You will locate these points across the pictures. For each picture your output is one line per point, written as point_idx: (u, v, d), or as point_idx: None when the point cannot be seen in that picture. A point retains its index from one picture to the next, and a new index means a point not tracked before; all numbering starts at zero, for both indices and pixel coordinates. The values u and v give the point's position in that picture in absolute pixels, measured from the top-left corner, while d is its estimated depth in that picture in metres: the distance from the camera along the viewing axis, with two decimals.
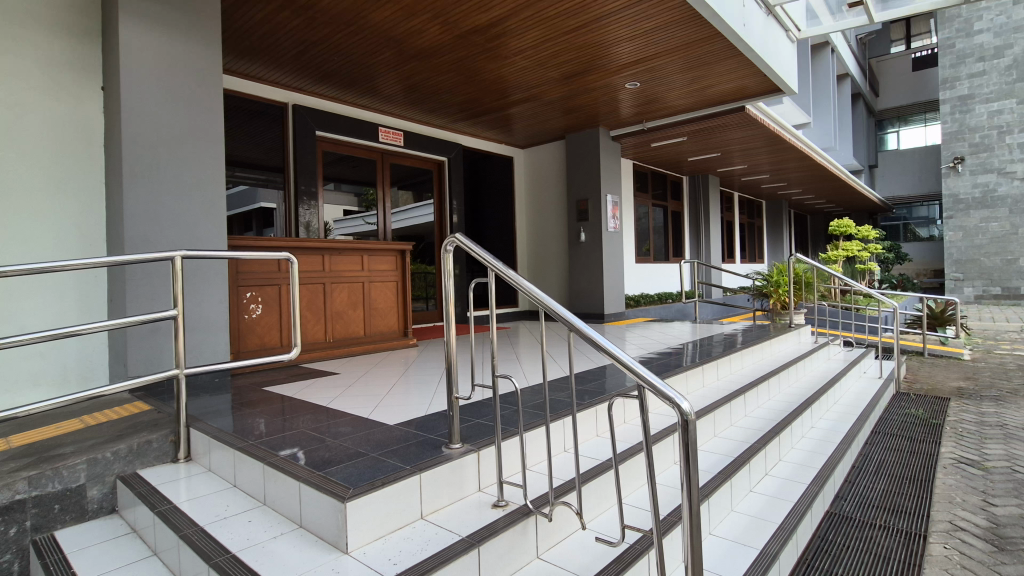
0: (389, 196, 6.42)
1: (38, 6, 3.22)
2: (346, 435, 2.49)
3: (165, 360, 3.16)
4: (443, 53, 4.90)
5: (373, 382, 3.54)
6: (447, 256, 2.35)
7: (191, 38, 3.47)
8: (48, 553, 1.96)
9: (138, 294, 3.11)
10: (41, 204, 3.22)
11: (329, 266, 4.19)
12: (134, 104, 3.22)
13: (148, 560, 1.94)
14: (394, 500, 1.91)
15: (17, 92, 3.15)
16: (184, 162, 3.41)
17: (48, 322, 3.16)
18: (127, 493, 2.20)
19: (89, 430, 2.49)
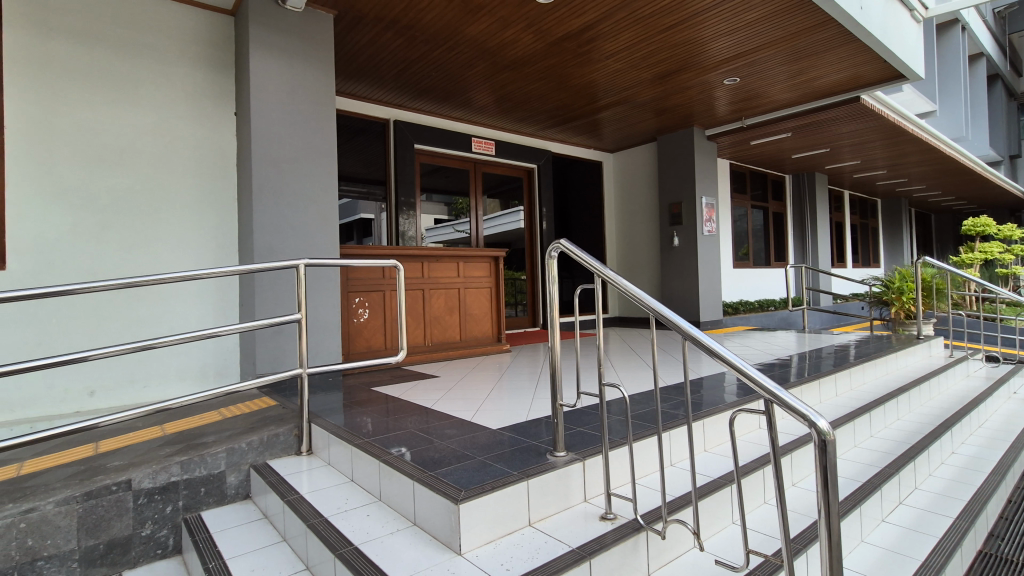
0: (481, 204, 6.55)
1: (185, 44, 3.64)
2: (451, 437, 2.55)
3: (288, 359, 3.44)
4: (534, 61, 4.94)
5: (471, 386, 3.61)
6: (551, 261, 2.31)
7: (309, 64, 3.77)
8: (197, 531, 2.19)
9: (265, 299, 3.43)
10: (187, 219, 3.63)
11: (428, 273, 4.36)
12: (262, 127, 3.56)
13: (279, 545, 2.10)
14: (504, 504, 1.91)
15: (170, 121, 3.58)
16: (302, 178, 3.70)
17: (191, 324, 3.54)
18: (259, 481, 2.40)
19: (227, 422, 2.75)
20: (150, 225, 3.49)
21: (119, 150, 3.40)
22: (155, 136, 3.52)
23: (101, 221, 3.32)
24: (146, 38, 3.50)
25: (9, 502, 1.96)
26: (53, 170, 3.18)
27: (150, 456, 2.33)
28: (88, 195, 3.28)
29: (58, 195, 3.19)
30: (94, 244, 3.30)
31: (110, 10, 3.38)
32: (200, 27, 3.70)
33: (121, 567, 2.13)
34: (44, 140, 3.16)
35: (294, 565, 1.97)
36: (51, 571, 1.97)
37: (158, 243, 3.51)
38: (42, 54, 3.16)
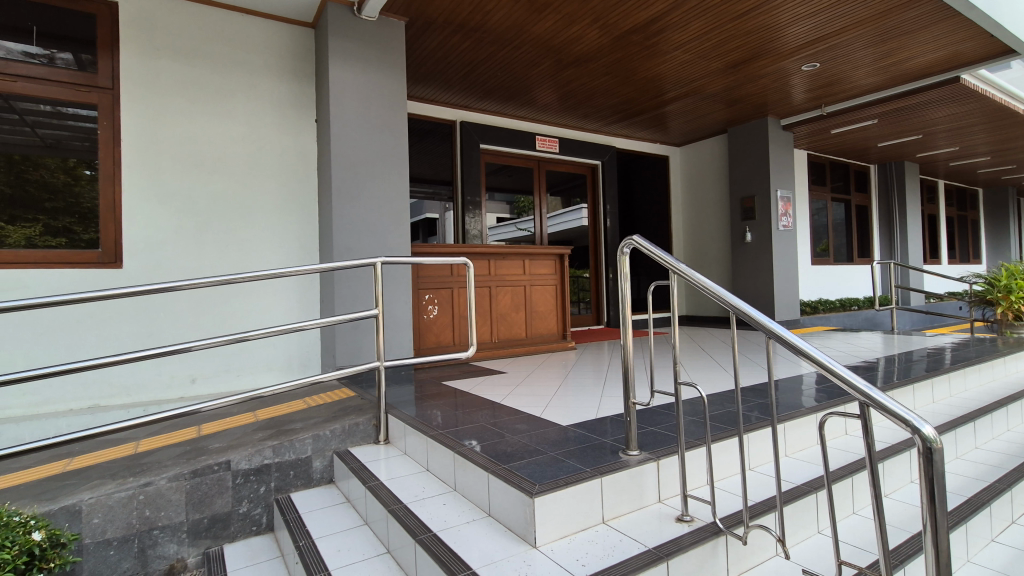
0: (546, 202, 6.56)
1: (272, 58, 3.90)
2: (522, 431, 2.58)
3: (365, 352, 3.64)
4: (599, 56, 4.88)
5: (538, 383, 3.63)
6: (623, 258, 2.26)
7: (383, 71, 3.93)
8: (287, 511, 2.35)
9: (343, 296, 3.63)
10: (273, 220, 3.88)
11: (494, 270, 4.43)
12: (341, 132, 3.74)
13: (361, 528, 2.21)
14: (578, 500, 1.91)
15: (259, 130, 3.84)
16: (376, 179, 3.86)
17: (277, 319, 3.79)
18: (342, 467, 2.53)
19: (312, 410, 2.94)
20: (241, 227, 3.76)
21: (215, 158, 3.69)
22: (246, 144, 3.80)
23: (199, 224, 3.63)
24: (238, 53, 3.78)
25: (129, 476, 2.19)
26: (160, 178, 3.50)
27: (245, 440, 2.52)
28: (189, 200, 3.59)
29: (164, 201, 3.51)
30: (194, 244, 3.60)
31: (206, 29, 3.68)
32: (285, 41, 3.95)
33: (222, 539, 2.32)
34: (152, 150, 3.48)
35: (377, 548, 2.07)
36: (165, 540, 2.18)
37: (248, 244, 3.78)
38: (151, 73, 3.49)
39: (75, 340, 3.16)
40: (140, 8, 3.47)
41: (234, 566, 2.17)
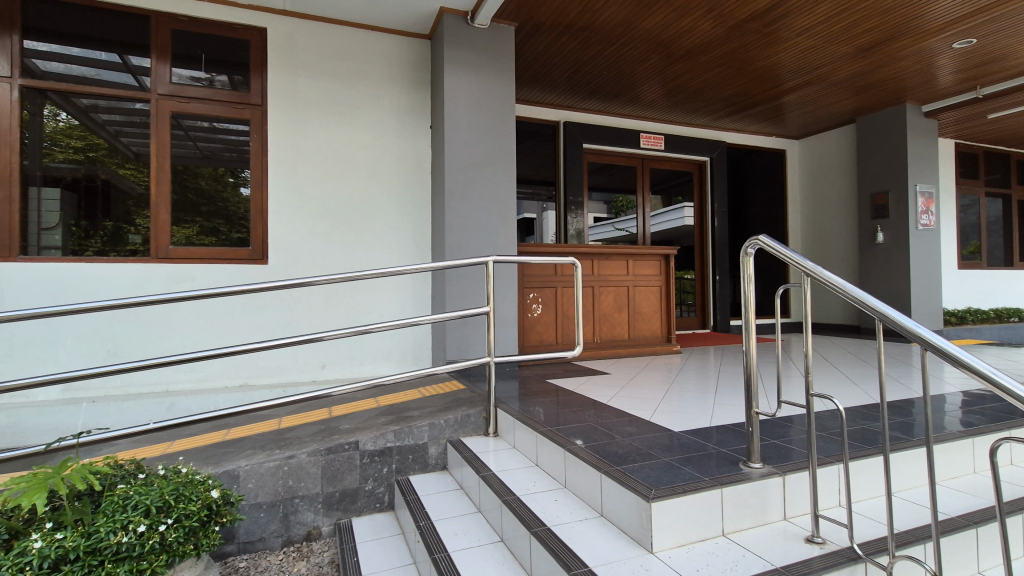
0: (649, 201, 6.40)
1: (393, 69, 4.18)
2: (632, 434, 2.54)
3: (473, 348, 3.81)
4: (712, 48, 4.66)
5: (644, 386, 3.55)
6: (747, 260, 2.13)
7: (493, 75, 4.05)
8: (408, 492, 2.51)
9: (454, 293, 3.83)
10: (391, 220, 4.15)
11: (598, 270, 4.41)
12: (453, 137, 3.93)
13: (474, 515, 2.30)
14: (696, 510, 1.85)
15: (380, 136, 4.13)
16: (485, 182, 4.00)
17: (393, 313, 4.06)
18: (456, 455, 2.65)
19: (428, 400, 3.12)
20: (365, 227, 4.07)
21: (343, 164, 4.03)
22: (369, 150, 4.10)
23: (328, 224, 3.98)
24: (363, 67, 4.09)
25: (276, 448, 2.48)
26: (298, 183, 3.89)
27: (370, 423, 2.75)
28: (321, 203, 3.96)
29: (301, 204, 3.90)
30: (324, 243, 3.96)
31: (338, 46, 4.02)
32: (404, 52, 4.21)
33: (351, 513, 2.54)
34: (290, 158, 3.87)
35: (491, 536, 2.13)
36: (304, 508, 2.43)
37: (370, 243, 4.08)
38: (292, 89, 3.89)
39: (229, 327, 3.61)
40: (284, 31, 3.88)
41: (362, 538, 2.36)
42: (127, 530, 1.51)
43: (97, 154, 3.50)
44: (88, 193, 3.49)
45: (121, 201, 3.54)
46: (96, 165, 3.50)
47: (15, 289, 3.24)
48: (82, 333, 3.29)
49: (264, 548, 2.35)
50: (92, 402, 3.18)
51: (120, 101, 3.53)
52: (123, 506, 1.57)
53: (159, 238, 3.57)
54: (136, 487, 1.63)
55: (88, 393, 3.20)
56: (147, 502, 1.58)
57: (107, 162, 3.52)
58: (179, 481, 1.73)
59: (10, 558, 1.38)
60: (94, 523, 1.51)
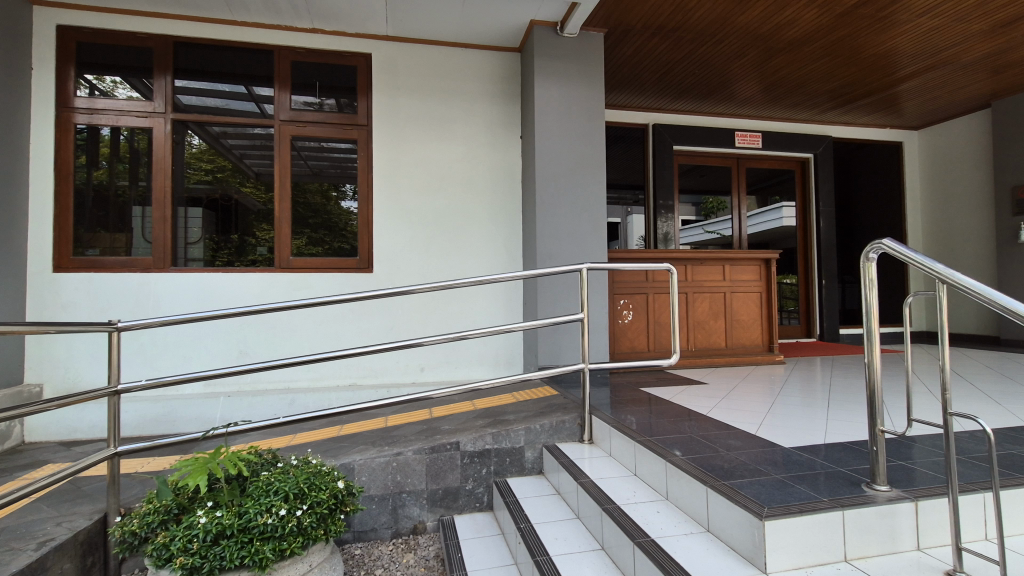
0: (745, 202, 6.08)
1: (485, 83, 4.33)
2: (737, 448, 2.44)
3: (564, 354, 3.85)
4: (817, 38, 4.36)
5: (747, 397, 3.39)
6: (870, 265, 1.95)
7: (582, 83, 4.07)
8: (506, 494, 2.57)
9: (546, 300, 3.90)
10: (483, 229, 4.29)
11: (692, 276, 4.28)
12: (544, 146, 3.99)
13: (573, 521, 2.31)
14: (815, 532, 1.73)
15: (473, 148, 4.29)
16: (575, 189, 4.03)
17: (486, 319, 4.18)
18: (553, 461, 2.68)
19: (523, 404, 3.19)
20: (460, 237, 4.25)
21: (439, 177, 4.23)
22: (463, 162, 4.27)
23: (426, 234, 4.19)
24: (458, 83, 4.28)
25: (385, 445, 2.66)
26: (398, 197, 4.14)
27: (469, 425, 2.86)
28: (420, 215, 4.18)
29: (402, 216, 4.15)
30: (422, 252, 4.17)
31: (434, 66, 4.24)
32: (496, 66, 4.35)
33: (453, 510, 2.65)
34: (391, 174, 4.13)
35: (591, 543, 2.14)
36: (411, 503, 2.58)
37: (464, 251, 4.24)
38: (393, 108, 4.15)
39: (339, 331, 3.91)
40: (387, 55, 4.15)
41: (465, 535, 2.46)
42: (271, 512, 1.66)
43: (223, 174, 3.92)
44: (220, 210, 3.91)
45: (246, 216, 3.95)
46: (222, 184, 3.92)
47: (167, 296, 3.73)
48: (218, 335, 3.72)
49: (376, 537, 2.53)
50: (228, 396, 3.57)
51: (243, 128, 3.94)
52: (267, 491, 1.74)
53: (281, 250, 3.95)
54: (276, 474, 1.81)
55: (224, 389, 3.61)
56: (285, 488, 1.74)
57: (232, 182, 3.94)
58: (310, 471, 1.89)
59: (181, 530, 1.60)
60: (244, 505, 1.68)
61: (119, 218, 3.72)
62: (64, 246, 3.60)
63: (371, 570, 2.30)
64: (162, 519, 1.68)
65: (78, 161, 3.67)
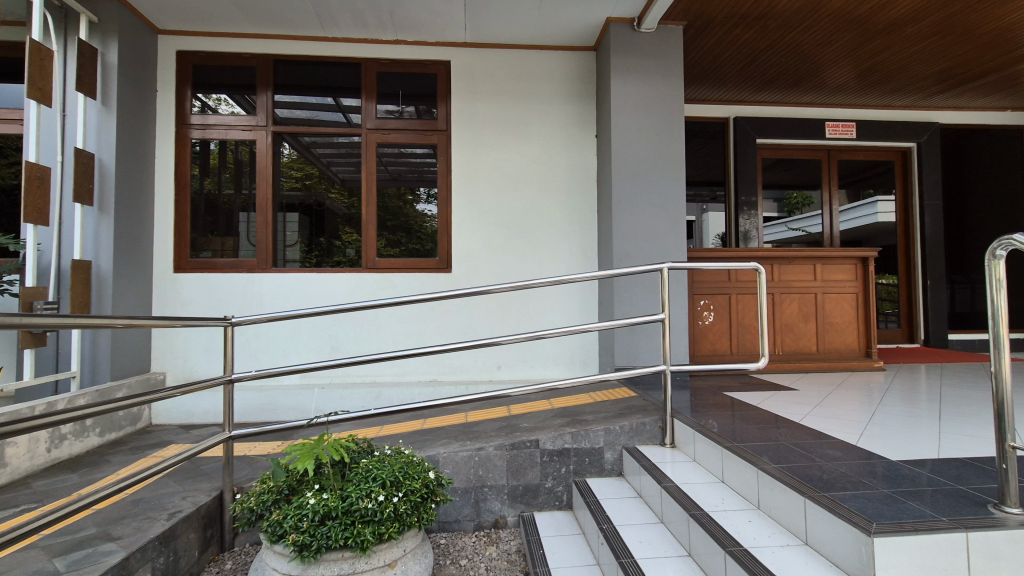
0: (836, 196, 5.68)
1: (561, 83, 4.34)
2: (836, 458, 2.29)
3: (642, 356, 3.78)
4: (923, 16, 3.99)
5: (843, 406, 3.16)
6: (996, 264, 1.74)
7: (660, 77, 3.98)
8: (587, 494, 2.57)
9: (623, 300, 3.85)
10: (558, 229, 4.30)
11: (778, 276, 4.08)
12: (621, 144, 3.94)
13: (657, 525, 2.27)
14: (933, 553, 1.59)
15: (549, 149, 4.32)
16: (653, 187, 3.94)
17: (562, 319, 4.19)
18: (634, 463, 2.65)
19: (601, 405, 3.17)
20: (535, 237, 4.28)
21: (515, 179, 4.29)
22: (538, 164, 4.31)
23: (503, 235, 4.26)
24: (534, 85, 4.32)
25: (468, 440, 2.74)
26: (475, 199, 4.24)
27: (548, 424, 2.89)
28: (497, 215, 4.26)
29: (479, 217, 4.24)
30: (499, 253, 4.25)
31: (510, 68, 4.31)
32: (571, 66, 4.35)
33: (533, 507, 2.68)
34: (469, 176, 4.24)
35: (677, 549, 2.09)
36: (492, 497, 2.64)
37: (540, 252, 4.28)
38: (471, 112, 4.26)
39: (420, 329, 4.07)
40: (464, 61, 4.27)
41: (546, 532, 2.49)
42: (371, 497, 1.76)
43: (311, 181, 4.20)
44: (311, 215, 4.19)
45: (333, 220, 4.20)
46: (312, 191, 4.20)
47: (267, 295, 4.05)
48: (312, 331, 3.98)
49: (460, 529, 2.61)
50: (322, 388, 3.82)
51: (330, 137, 4.19)
52: (366, 477, 1.85)
53: (367, 251, 4.17)
54: (373, 463, 1.91)
55: (318, 381, 3.87)
56: (382, 476, 1.84)
57: (321, 188, 4.21)
58: (402, 461, 1.98)
59: (292, 509, 1.73)
60: (346, 489, 1.79)
61: (228, 223, 4.09)
62: (182, 249, 4.00)
63: (456, 559, 2.38)
64: (276, 498, 1.83)
65: (193, 172, 4.06)
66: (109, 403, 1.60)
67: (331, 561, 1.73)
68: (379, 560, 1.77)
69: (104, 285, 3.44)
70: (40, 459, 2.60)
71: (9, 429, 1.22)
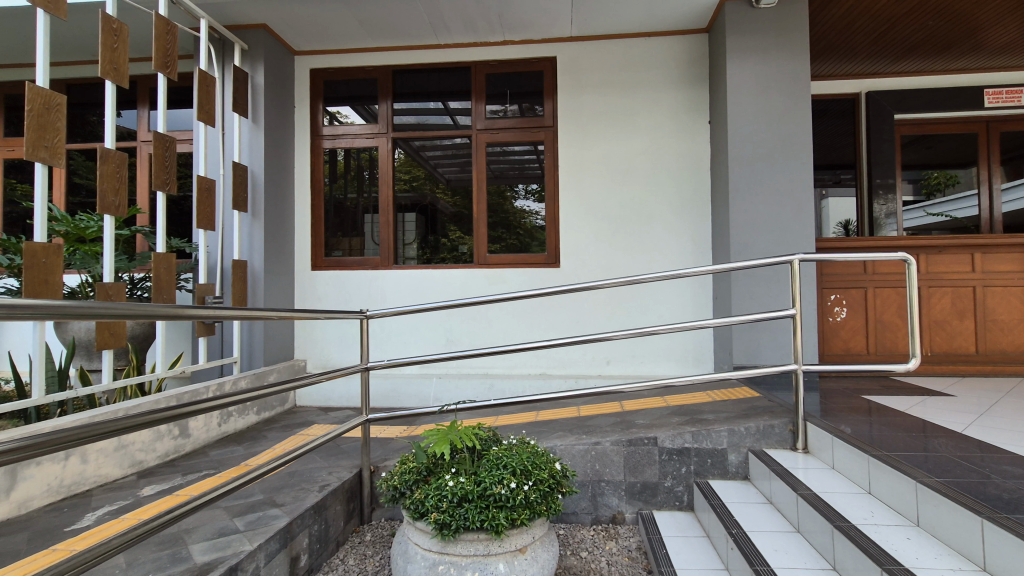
0: (997, 172, 4.85)
1: (670, 69, 4.18)
2: (1015, 476, 1.99)
3: (764, 354, 3.56)
4: None
5: (1017, 416, 2.75)
6: None
7: (782, 56, 3.70)
8: (710, 497, 2.47)
9: (741, 295, 3.64)
10: (669, 222, 4.16)
11: (925, 267, 3.64)
12: (739, 129, 3.72)
13: (793, 534, 2.12)
14: None
15: (658, 139, 4.19)
16: (775, 174, 3.68)
17: (673, 314, 4.07)
18: (762, 467, 2.50)
19: (722, 405, 3.04)
20: (645, 230, 4.18)
21: (623, 171, 4.21)
22: (647, 155, 4.19)
23: (611, 229, 4.20)
24: (642, 74, 4.21)
25: (584, 434, 2.76)
26: (583, 193, 4.23)
27: (665, 422, 2.82)
28: (604, 210, 4.21)
29: (587, 212, 4.23)
30: (607, 247, 4.20)
31: (617, 59, 4.23)
32: (681, 51, 4.18)
33: (652, 505, 2.63)
34: (576, 171, 4.24)
35: (819, 561, 1.94)
36: (609, 492, 2.63)
37: (649, 245, 4.17)
38: (577, 107, 4.25)
39: (529, 323, 4.15)
40: (571, 55, 4.26)
41: (667, 531, 2.43)
42: (503, 484, 1.84)
43: (418, 183, 4.43)
44: (425, 214, 4.42)
45: (442, 219, 4.40)
46: (421, 192, 4.43)
47: (389, 290, 4.35)
48: (429, 324, 4.22)
49: (578, 521, 2.63)
50: (439, 378, 4.05)
51: (438, 139, 4.40)
52: (496, 465, 1.93)
53: (479, 248, 4.32)
54: (503, 451, 1.99)
55: (436, 371, 4.09)
56: (513, 464, 1.91)
57: (434, 189, 4.42)
58: (528, 451, 2.04)
59: (432, 490, 1.85)
60: (480, 475, 1.88)
61: (355, 225, 4.45)
62: (318, 249, 4.41)
63: (577, 551, 2.41)
64: (416, 478, 1.96)
65: (324, 179, 4.46)
66: (269, 387, 1.76)
67: (468, 541, 1.82)
68: (511, 544, 1.84)
69: (257, 282, 3.89)
70: (214, 431, 3.03)
71: (200, 406, 1.42)
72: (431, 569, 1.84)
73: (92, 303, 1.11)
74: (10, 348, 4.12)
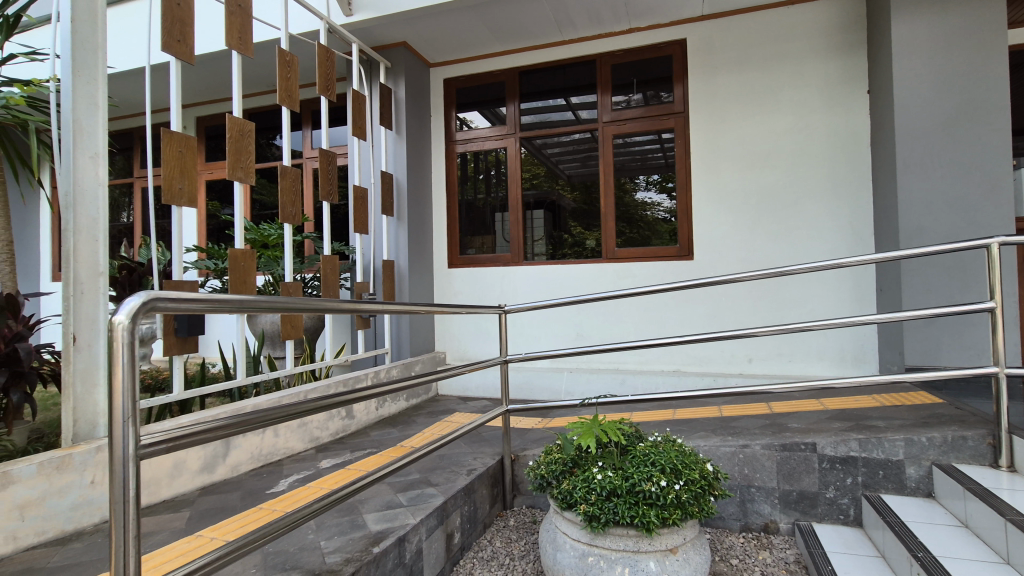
0: None
1: (820, 37, 3.77)
2: None
3: (946, 354, 3.08)
4: None
5: None
6: None
7: (968, 4, 3.15)
8: (885, 513, 2.19)
9: (915, 286, 3.18)
10: (822, 206, 3.77)
11: None
12: (909, 96, 3.24)
13: (1000, 565, 1.80)
14: None
15: (807, 116, 3.80)
16: (959, 145, 3.16)
17: (827, 309, 3.68)
18: (953, 484, 2.16)
19: (895, 410, 2.69)
20: (791, 217, 3.83)
21: (765, 154, 3.89)
22: (793, 134, 3.83)
23: (751, 217, 3.91)
24: (786, 45, 3.85)
25: (730, 435, 2.62)
26: (719, 180, 3.99)
27: (825, 427, 2.57)
28: (744, 197, 3.93)
29: (723, 200, 3.98)
30: (747, 236, 3.92)
31: (756, 33, 3.92)
32: (832, 15, 3.75)
33: (811, 517, 2.41)
34: (711, 158, 4.01)
35: None
36: (761, 499, 2.46)
37: (797, 233, 3.82)
38: (711, 89, 4.02)
39: (661, 317, 4.03)
40: (703, 35, 4.03)
41: (831, 546, 2.21)
42: (653, 481, 1.81)
43: (539, 180, 4.51)
44: (552, 211, 4.47)
45: (565, 215, 4.43)
46: (546, 189, 4.49)
47: (519, 286, 4.48)
48: (559, 319, 4.28)
49: (725, 526, 2.50)
50: (569, 372, 4.09)
51: (560, 136, 4.43)
52: (645, 462, 1.90)
53: (607, 242, 4.28)
54: (651, 448, 1.96)
55: (567, 365, 4.15)
56: (662, 462, 1.87)
57: (559, 185, 4.46)
58: (675, 450, 1.98)
59: (580, 482, 1.89)
60: (627, 471, 1.87)
61: (487, 224, 4.65)
62: (454, 248, 4.68)
63: (727, 557, 2.29)
64: (562, 469, 2.01)
65: (457, 182, 4.72)
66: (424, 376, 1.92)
67: (617, 535, 1.83)
68: (661, 543, 1.80)
69: (403, 279, 4.24)
70: (373, 414, 3.37)
71: (364, 392, 1.58)
72: (580, 559, 1.87)
73: (276, 296, 1.29)
74: (217, 337, 4.96)
